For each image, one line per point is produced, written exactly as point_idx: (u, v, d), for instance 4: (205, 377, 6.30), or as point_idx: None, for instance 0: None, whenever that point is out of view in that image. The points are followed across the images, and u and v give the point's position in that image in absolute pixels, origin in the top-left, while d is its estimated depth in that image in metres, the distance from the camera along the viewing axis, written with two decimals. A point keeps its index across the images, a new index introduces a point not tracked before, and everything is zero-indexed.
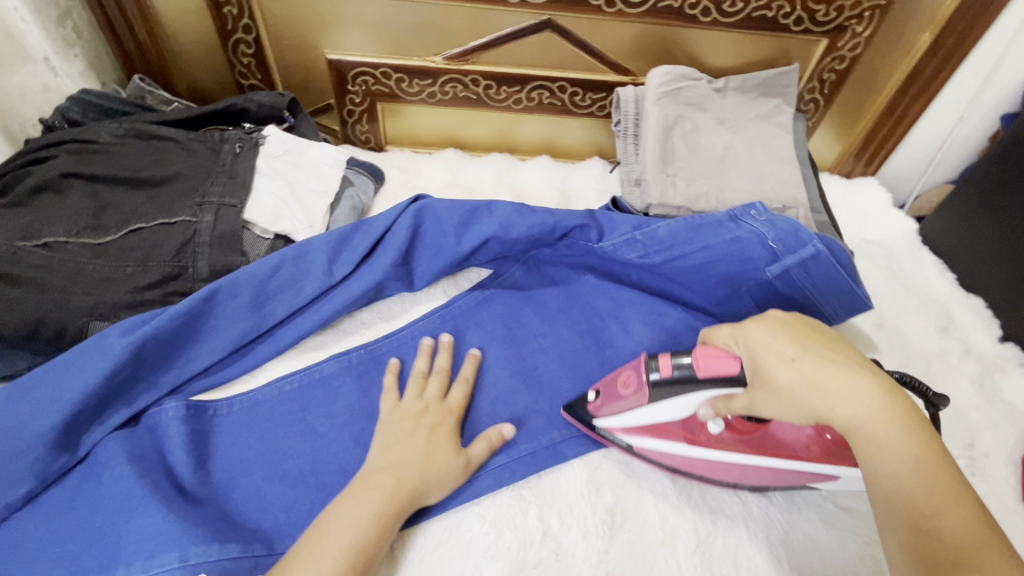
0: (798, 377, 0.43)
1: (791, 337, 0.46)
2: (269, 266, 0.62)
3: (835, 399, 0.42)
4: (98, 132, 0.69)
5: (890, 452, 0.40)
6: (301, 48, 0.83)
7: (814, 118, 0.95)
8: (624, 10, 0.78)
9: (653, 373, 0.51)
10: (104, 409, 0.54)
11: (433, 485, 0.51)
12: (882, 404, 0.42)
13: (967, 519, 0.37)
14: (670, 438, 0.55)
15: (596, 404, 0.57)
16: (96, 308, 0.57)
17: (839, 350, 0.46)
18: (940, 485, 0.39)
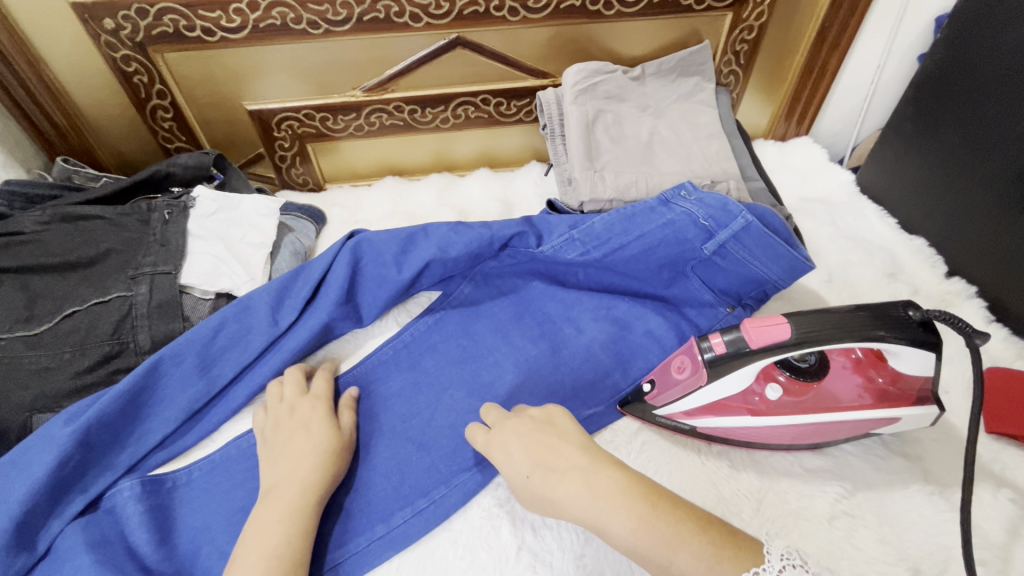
0: (534, 488, 0.47)
1: (525, 446, 0.49)
2: (212, 327, 0.62)
3: (551, 496, 0.46)
4: (22, 223, 0.67)
5: (613, 527, 0.43)
6: (220, 104, 0.83)
7: (737, 89, 0.96)
8: (529, 17, 0.79)
9: (706, 350, 0.53)
10: (58, 501, 0.54)
11: (330, 466, 0.54)
12: (587, 496, 0.44)
13: (696, 561, 0.40)
14: (733, 413, 0.56)
15: (652, 394, 0.59)
16: (37, 401, 0.57)
17: (560, 443, 0.49)
18: (659, 540, 0.41)
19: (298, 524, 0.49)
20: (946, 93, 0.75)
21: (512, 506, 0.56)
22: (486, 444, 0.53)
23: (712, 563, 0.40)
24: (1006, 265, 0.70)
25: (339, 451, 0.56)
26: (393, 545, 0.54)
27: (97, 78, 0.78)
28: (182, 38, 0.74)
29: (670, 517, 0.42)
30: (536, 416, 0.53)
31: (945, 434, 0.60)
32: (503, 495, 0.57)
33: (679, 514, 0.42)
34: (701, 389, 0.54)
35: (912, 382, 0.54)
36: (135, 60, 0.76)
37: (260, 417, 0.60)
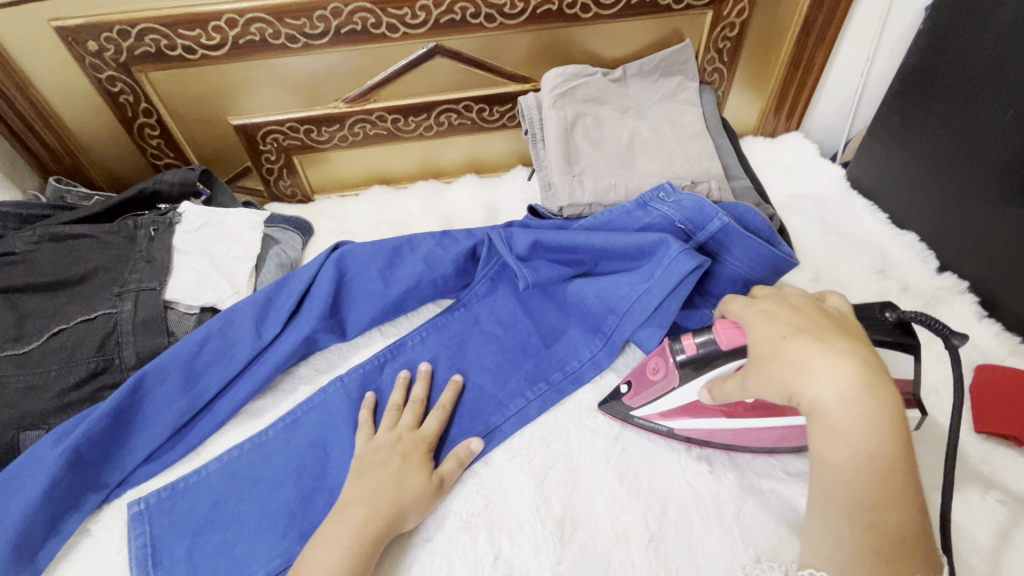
0: (778, 355, 0.44)
1: (790, 321, 0.46)
2: (196, 342, 0.63)
3: (793, 370, 0.42)
4: (12, 243, 0.69)
5: (839, 442, 0.40)
6: (204, 120, 0.84)
7: (723, 87, 0.95)
8: (505, 23, 0.79)
9: (676, 352, 0.56)
10: (58, 519, 0.54)
11: (409, 510, 0.53)
12: (856, 392, 0.40)
13: (896, 521, 0.38)
14: (707, 414, 0.56)
15: (630, 394, 0.60)
16: (23, 420, 0.57)
17: (843, 342, 0.43)
18: (878, 482, 0.39)
19: (350, 551, 0.49)
20: (932, 82, 0.73)
21: (492, 514, 0.55)
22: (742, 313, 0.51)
23: (896, 538, 0.38)
24: (996, 258, 0.69)
25: (424, 499, 0.54)
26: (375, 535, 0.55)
27: (84, 99, 0.79)
28: (164, 58, 0.76)
29: (898, 474, 0.39)
30: (796, 301, 0.50)
31: (931, 436, 0.59)
32: (483, 503, 0.56)
33: (901, 483, 0.39)
34: (670, 389, 0.56)
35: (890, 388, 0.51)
36: (121, 80, 0.77)
37: (363, 434, 0.60)
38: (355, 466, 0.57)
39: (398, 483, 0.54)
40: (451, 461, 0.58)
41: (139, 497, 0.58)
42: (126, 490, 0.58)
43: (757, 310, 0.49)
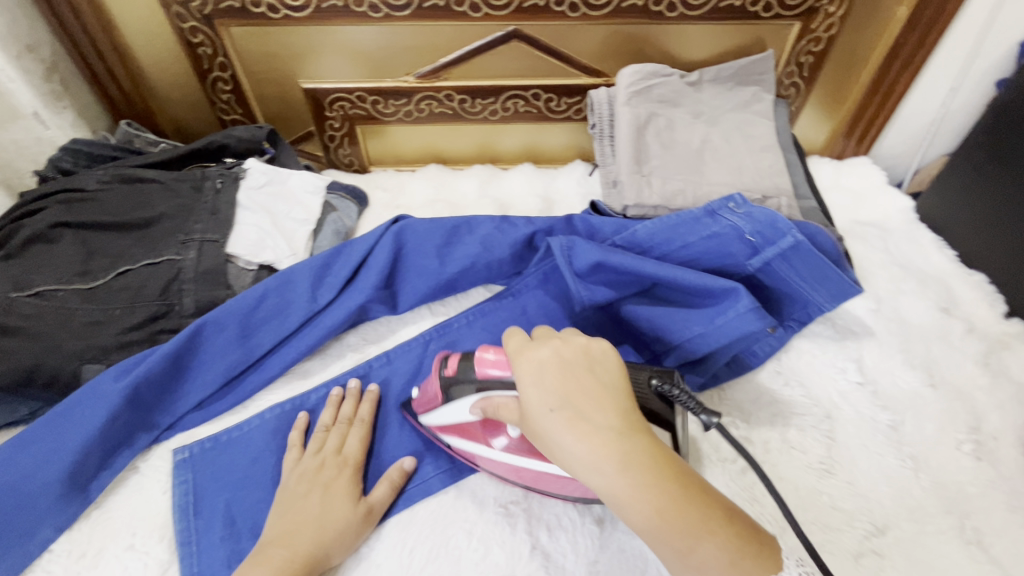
0: (553, 431, 0.41)
1: (556, 382, 0.42)
2: (254, 298, 0.64)
3: (572, 445, 0.40)
4: (85, 180, 0.71)
5: (628, 512, 0.39)
6: (275, 81, 0.85)
7: (797, 103, 0.92)
8: (588, 13, 0.78)
9: (444, 371, 0.54)
10: (110, 454, 0.55)
11: (333, 546, 0.50)
12: (609, 468, 0.39)
13: (720, 555, 0.38)
14: (472, 438, 0.56)
15: (418, 401, 0.59)
16: (87, 352, 0.58)
17: (607, 398, 0.42)
18: (683, 528, 0.38)
19: None
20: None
21: (530, 503, 0.55)
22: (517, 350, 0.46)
23: (731, 561, 0.38)
24: None
25: (344, 538, 0.51)
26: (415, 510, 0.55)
27: (164, 47, 0.80)
28: (248, 14, 0.76)
29: (698, 504, 0.39)
30: (551, 347, 0.45)
31: (988, 483, 0.57)
32: (521, 491, 0.56)
33: (707, 507, 0.39)
34: (439, 405, 0.55)
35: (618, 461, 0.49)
36: (202, 32, 0.78)
37: (290, 459, 0.56)
38: (278, 500, 0.53)
39: (320, 517, 0.51)
40: (383, 485, 0.55)
41: (185, 443, 0.59)
42: (174, 434, 0.60)
43: (527, 357, 0.44)
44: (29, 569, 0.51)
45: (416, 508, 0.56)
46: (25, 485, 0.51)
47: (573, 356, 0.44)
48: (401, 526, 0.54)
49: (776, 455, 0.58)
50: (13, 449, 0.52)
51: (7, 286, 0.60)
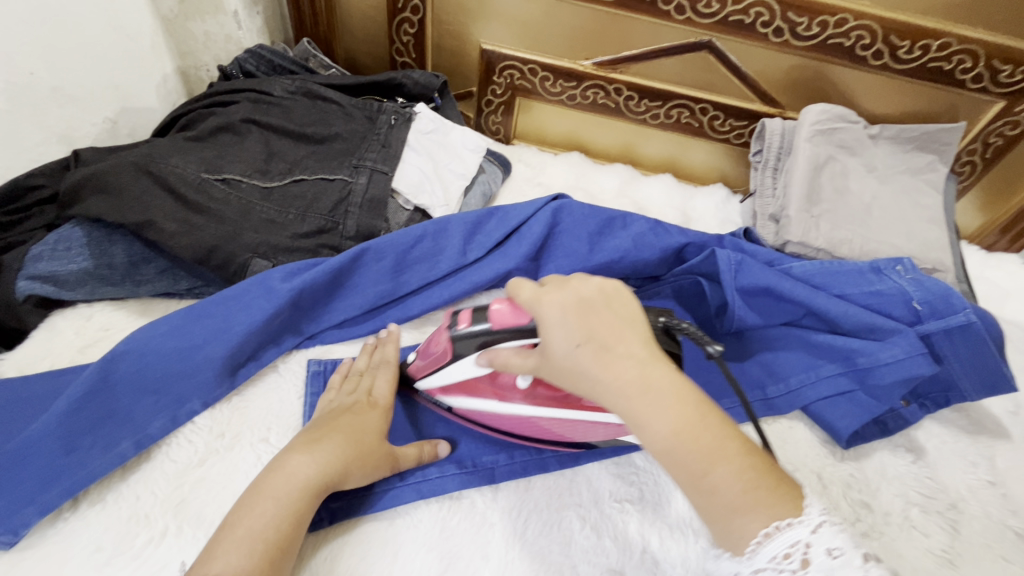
0: (581, 366, 0.41)
1: (582, 319, 0.42)
2: (412, 237, 0.65)
3: (599, 377, 0.41)
4: (274, 86, 0.74)
5: (648, 425, 0.40)
6: (457, 35, 0.86)
7: (966, 182, 0.89)
8: (790, 41, 0.77)
9: (453, 327, 0.50)
10: (260, 347, 0.58)
11: (352, 470, 0.48)
12: (638, 384, 0.40)
13: (734, 478, 0.38)
14: (479, 395, 0.55)
15: (414, 367, 0.57)
16: (260, 247, 0.61)
17: (632, 333, 0.43)
18: (703, 448, 0.39)
19: (293, 507, 0.45)
20: None
21: (644, 507, 0.55)
22: (534, 297, 0.44)
23: (743, 491, 0.38)
24: None
25: (360, 466, 0.49)
26: (531, 480, 0.56)
27: None
28: None
29: (719, 430, 0.40)
30: (585, 292, 0.44)
31: None
32: (636, 492, 0.56)
33: (727, 433, 0.40)
34: (445, 364, 0.52)
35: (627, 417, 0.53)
36: None
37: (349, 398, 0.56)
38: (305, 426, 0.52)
39: (349, 435, 0.50)
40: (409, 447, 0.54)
41: (322, 357, 0.61)
42: (314, 344, 0.61)
43: (539, 301, 0.44)
44: (173, 435, 0.52)
45: (533, 479, 0.57)
46: (190, 355, 0.53)
47: (590, 295, 0.44)
48: (518, 491, 0.55)
49: (897, 529, 0.57)
50: (184, 319, 0.54)
51: (200, 166, 0.63)
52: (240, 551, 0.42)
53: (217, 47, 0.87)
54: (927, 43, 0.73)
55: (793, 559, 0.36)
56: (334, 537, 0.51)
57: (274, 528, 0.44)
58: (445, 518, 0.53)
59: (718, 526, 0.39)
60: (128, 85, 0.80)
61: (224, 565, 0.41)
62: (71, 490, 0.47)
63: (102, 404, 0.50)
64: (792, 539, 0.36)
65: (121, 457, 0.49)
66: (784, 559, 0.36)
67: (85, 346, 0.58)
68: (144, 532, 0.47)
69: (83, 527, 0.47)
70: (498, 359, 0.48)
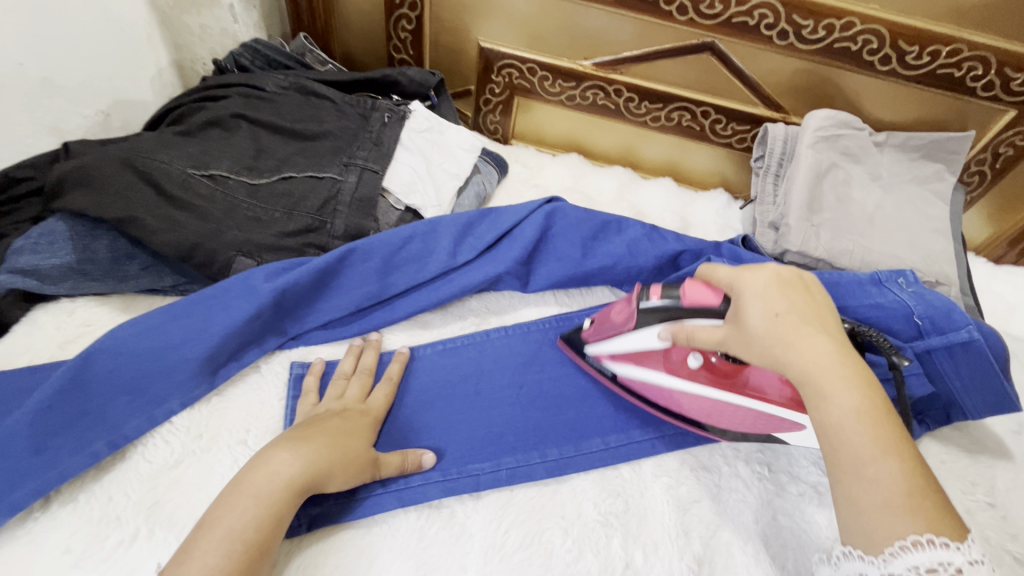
0: (773, 328, 0.44)
1: (788, 295, 0.46)
2: (402, 238, 0.64)
3: (795, 350, 0.42)
4: (266, 81, 0.73)
5: (834, 400, 0.40)
6: (455, 32, 0.85)
7: (974, 193, 0.86)
8: (794, 45, 0.75)
9: (643, 298, 0.54)
10: (242, 347, 0.57)
11: (335, 472, 0.47)
12: (829, 362, 0.41)
13: (899, 476, 0.37)
14: (650, 365, 0.58)
15: (588, 332, 0.61)
16: (244, 245, 0.59)
17: (827, 322, 0.45)
18: (876, 438, 0.38)
19: (272, 504, 0.43)
20: None
21: (629, 520, 0.53)
22: (733, 275, 0.49)
23: (907, 494, 0.36)
24: None
25: (348, 466, 0.48)
26: (513, 490, 0.55)
27: None
28: None
29: (899, 430, 0.39)
30: (785, 274, 0.48)
31: None
32: (621, 506, 0.54)
33: (905, 436, 0.39)
34: (626, 333, 0.56)
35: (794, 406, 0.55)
36: None
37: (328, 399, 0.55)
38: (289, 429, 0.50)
39: (337, 439, 0.49)
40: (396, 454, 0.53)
41: (305, 358, 0.60)
42: (298, 345, 0.60)
43: (746, 276, 0.48)
44: (148, 435, 0.51)
45: (515, 489, 0.55)
46: (169, 354, 0.52)
47: (791, 278, 0.48)
48: (500, 501, 0.54)
49: None
50: (164, 317, 0.53)
51: (186, 161, 0.62)
52: (216, 550, 0.40)
53: (214, 41, 0.86)
54: (936, 49, 0.71)
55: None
56: (310, 545, 0.50)
57: (253, 528, 0.42)
58: (423, 527, 0.51)
59: (862, 521, 0.37)
60: (121, 77, 0.79)
61: (201, 564, 0.39)
62: (40, 490, 0.46)
63: (77, 402, 0.49)
64: (943, 558, 0.34)
65: (93, 456, 0.48)
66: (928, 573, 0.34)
67: (66, 342, 0.57)
68: (116, 533, 0.46)
69: (52, 526, 0.46)
70: (683, 332, 0.51)
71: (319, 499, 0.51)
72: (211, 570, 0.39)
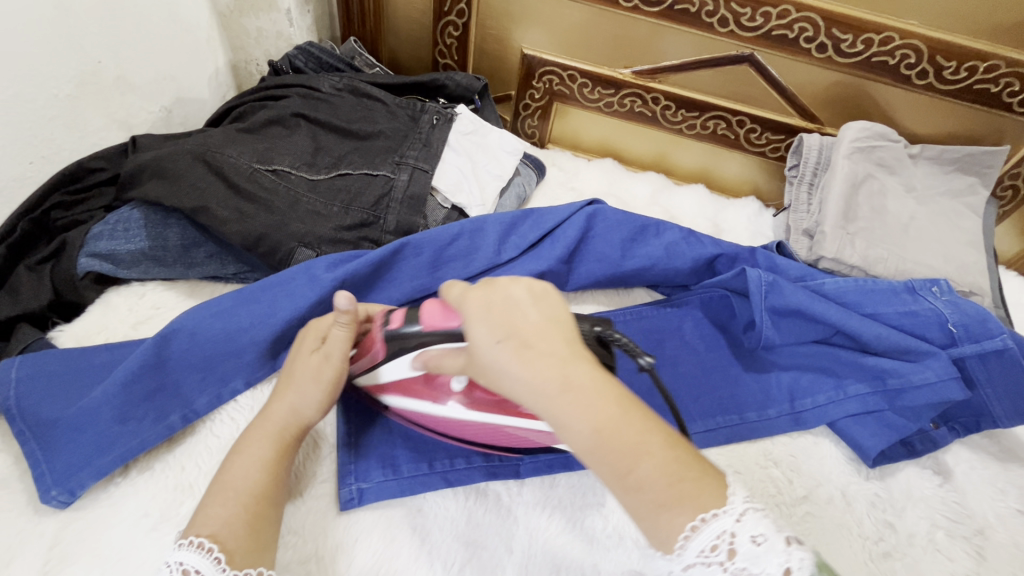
0: (500, 362, 0.38)
1: (504, 313, 0.39)
2: (451, 234, 0.67)
3: (521, 375, 0.37)
4: (323, 83, 0.77)
5: (571, 423, 0.36)
6: (499, 39, 0.88)
7: (1007, 207, 0.87)
8: (833, 58, 0.77)
9: (386, 326, 0.50)
10: None
11: (298, 405, 0.50)
12: (556, 383, 0.36)
13: (660, 472, 0.36)
14: (418, 397, 0.53)
15: (352, 359, 0.54)
16: (306, 237, 0.63)
17: (546, 328, 0.38)
18: (623, 446, 0.36)
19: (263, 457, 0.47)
20: None
21: None
22: (461, 297, 0.41)
23: (671, 483, 0.35)
24: None
25: (307, 386, 0.50)
26: (554, 478, 0.57)
27: None
28: None
29: (637, 425, 0.37)
30: (527, 288, 0.40)
31: None
32: None
33: (646, 424, 0.37)
34: (383, 363, 0.51)
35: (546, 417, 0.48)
36: None
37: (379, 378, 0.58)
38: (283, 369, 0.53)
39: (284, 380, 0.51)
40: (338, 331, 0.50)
41: None
42: None
43: (468, 301, 0.40)
44: (217, 411, 0.55)
45: (558, 476, 0.57)
46: (236, 337, 0.56)
47: (534, 293, 0.40)
48: (542, 487, 0.56)
49: (919, 551, 0.56)
50: (234, 302, 0.57)
51: (252, 156, 0.66)
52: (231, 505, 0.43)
53: (269, 43, 0.90)
54: (974, 65, 0.73)
55: (720, 550, 0.34)
56: (365, 521, 0.52)
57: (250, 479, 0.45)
58: (471, 508, 0.54)
59: (646, 526, 0.36)
60: (183, 76, 0.83)
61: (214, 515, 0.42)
62: (123, 457, 0.50)
63: (154, 378, 0.53)
64: (720, 531, 0.34)
65: (169, 428, 0.52)
66: (713, 553, 0.34)
67: (138, 322, 0.61)
68: (188, 500, 0.49)
69: (132, 491, 0.49)
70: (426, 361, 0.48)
71: (366, 476, 0.54)
72: (221, 520, 0.42)
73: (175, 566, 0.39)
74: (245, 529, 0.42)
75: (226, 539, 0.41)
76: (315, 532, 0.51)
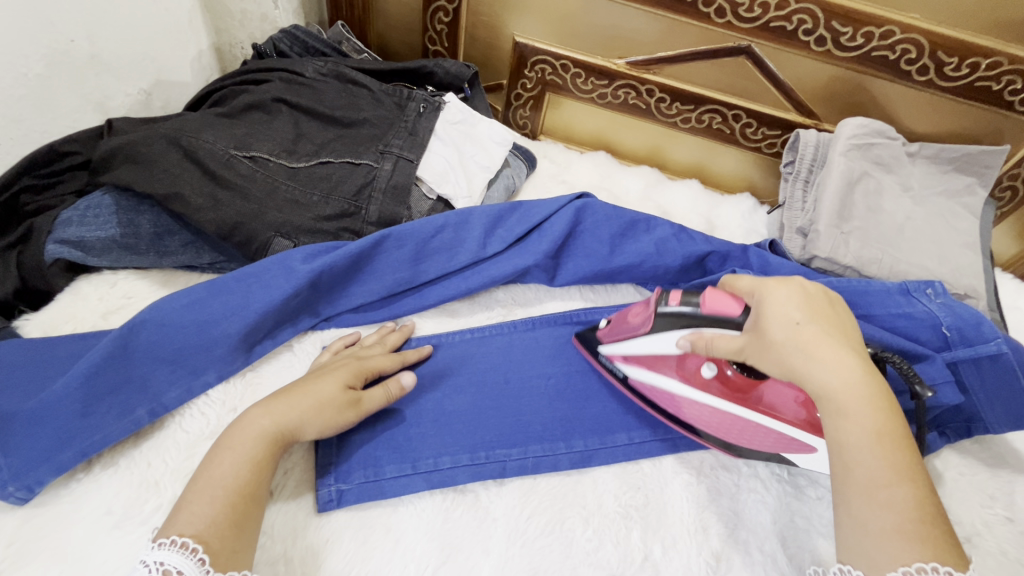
0: (795, 342, 0.43)
1: (812, 306, 0.45)
2: (435, 226, 0.65)
3: (827, 372, 0.41)
4: (306, 67, 0.75)
5: (851, 425, 0.40)
6: (491, 26, 0.86)
7: (1005, 208, 0.86)
8: (832, 51, 0.75)
9: (661, 302, 0.52)
10: (277, 326, 0.58)
11: (307, 424, 0.48)
12: (857, 385, 0.41)
13: (908, 501, 0.38)
14: (662, 371, 0.57)
15: (604, 330, 0.61)
16: (283, 226, 0.61)
17: (849, 337, 0.44)
18: (888, 463, 0.39)
19: (252, 455, 0.45)
20: None
21: (648, 514, 0.54)
22: (754, 284, 0.48)
23: (918, 521, 0.37)
24: None
25: (328, 416, 0.50)
26: (536, 480, 0.56)
27: None
28: None
29: (913, 458, 0.39)
30: (811, 289, 0.47)
31: None
32: (641, 499, 0.55)
33: (919, 463, 0.39)
34: (639, 336, 0.55)
35: (784, 413, 0.54)
36: None
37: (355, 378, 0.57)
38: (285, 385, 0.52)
39: (310, 394, 0.49)
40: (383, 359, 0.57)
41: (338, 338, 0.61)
42: (330, 326, 0.62)
43: (768, 288, 0.46)
44: (187, 405, 0.53)
45: (539, 478, 0.56)
46: (208, 329, 0.54)
47: (815, 294, 0.46)
48: (522, 489, 0.55)
49: None
50: (205, 293, 0.55)
51: (229, 142, 0.63)
52: (211, 505, 0.41)
53: (253, 26, 0.87)
54: (976, 61, 0.71)
55: None
56: (337, 522, 0.51)
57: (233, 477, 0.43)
58: (449, 509, 0.53)
59: (867, 541, 0.38)
60: (164, 58, 0.81)
61: (191, 514, 0.41)
62: (84, 452, 0.48)
63: (120, 371, 0.51)
64: None
65: (135, 423, 0.50)
66: None
67: (108, 312, 0.59)
68: (153, 498, 0.47)
69: (95, 488, 0.48)
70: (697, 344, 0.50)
71: (344, 476, 0.53)
72: (202, 520, 0.40)
73: (154, 566, 0.37)
74: (224, 530, 0.41)
75: (212, 540, 0.40)
76: (285, 532, 0.49)
